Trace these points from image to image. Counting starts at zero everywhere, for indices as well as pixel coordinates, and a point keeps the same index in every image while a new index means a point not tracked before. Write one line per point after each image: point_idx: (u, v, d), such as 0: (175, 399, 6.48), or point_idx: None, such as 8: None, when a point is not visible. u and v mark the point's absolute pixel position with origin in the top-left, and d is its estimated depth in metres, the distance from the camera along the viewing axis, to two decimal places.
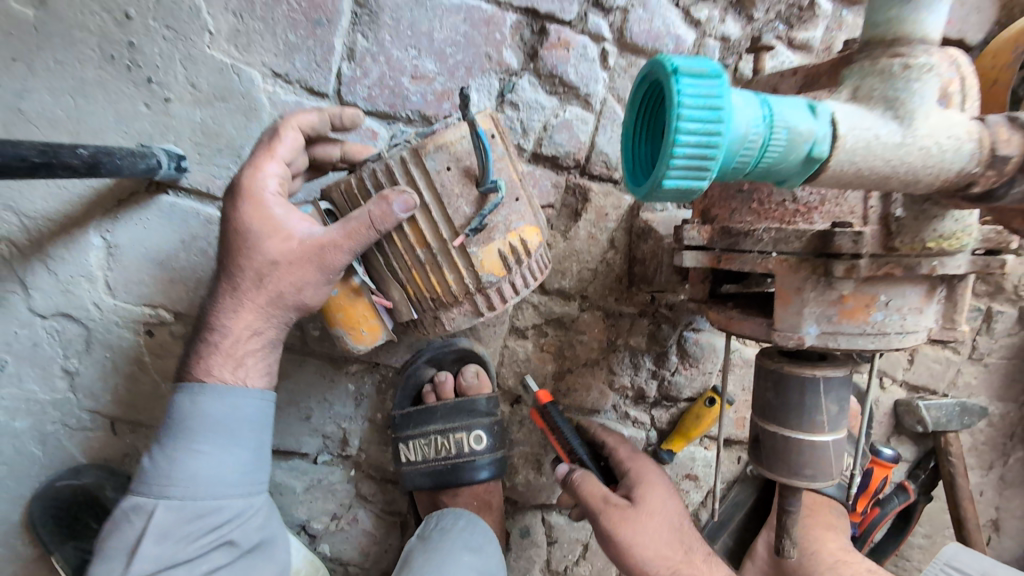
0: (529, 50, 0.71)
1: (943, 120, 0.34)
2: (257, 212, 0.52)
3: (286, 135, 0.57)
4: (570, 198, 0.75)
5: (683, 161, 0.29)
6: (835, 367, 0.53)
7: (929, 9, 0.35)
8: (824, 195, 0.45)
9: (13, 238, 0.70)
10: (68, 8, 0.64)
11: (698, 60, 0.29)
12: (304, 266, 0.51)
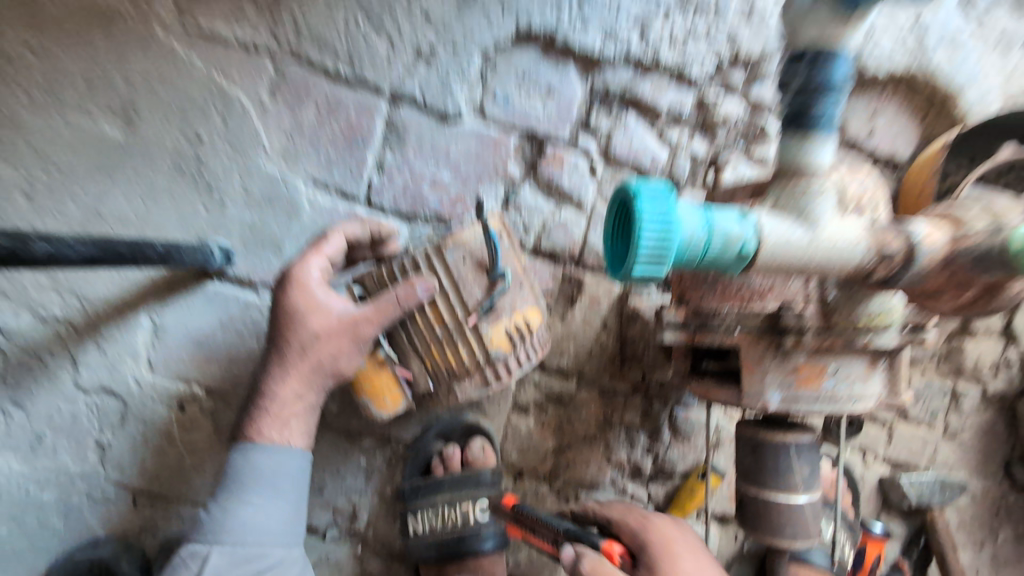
0: (530, 163, 0.84)
1: (842, 224, 0.43)
2: (304, 294, 0.61)
3: (332, 237, 0.67)
4: (567, 287, 0.85)
5: (645, 257, 0.39)
6: (803, 432, 0.60)
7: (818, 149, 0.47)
8: (773, 282, 0.54)
9: (71, 319, 0.79)
10: (152, 132, 0.79)
11: (653, 183, 0.40)
12: (340, 339, 0.60)
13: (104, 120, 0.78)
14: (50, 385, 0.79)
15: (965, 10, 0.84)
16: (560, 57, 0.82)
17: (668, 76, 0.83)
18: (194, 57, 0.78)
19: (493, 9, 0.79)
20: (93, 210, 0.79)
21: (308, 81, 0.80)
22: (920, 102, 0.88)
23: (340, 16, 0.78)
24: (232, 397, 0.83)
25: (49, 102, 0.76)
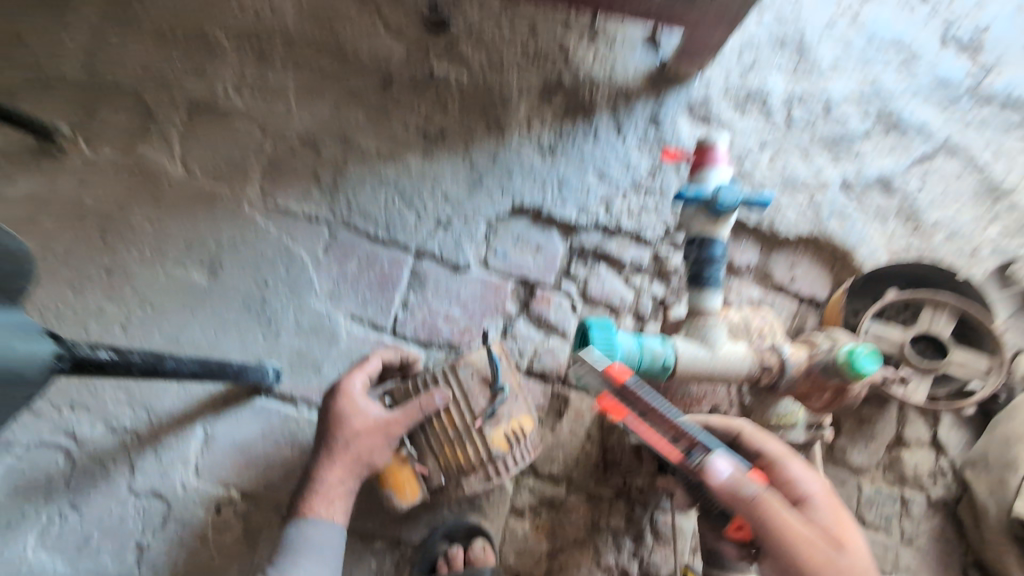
0: (524, 301, 1.06)
1: (732, 346, 0.66)
2: (351, 401, 0.78)
3: (372, 358, 0.85)
4: (555, 402, 1.02)
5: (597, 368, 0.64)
6: None
7: (710, 296, 0.67)
8: (706, 391, 0.73)
9: (139, 430, 0.95)
10: (231, 278, 1.01)
11: (600, 322, 0.65)
12: (377, 435, 0.76)
13: (194, 269, 1.01)
14: (107, 490, 0.93)
15: (847, 192, 1.13)
16: (545, 224, 1.08)
17: (628, 237, 1.08)
18: (269, 224, 1.04)
19: (494, 192, 1.07)
20: (173, 338, 0.99)
21: (354, 241, 1.05)
22: (828, 256, 1.12)
23: (383, 198, 1.06)
24: (264, 502, 0.95)
25: (155, 258, 1.01)
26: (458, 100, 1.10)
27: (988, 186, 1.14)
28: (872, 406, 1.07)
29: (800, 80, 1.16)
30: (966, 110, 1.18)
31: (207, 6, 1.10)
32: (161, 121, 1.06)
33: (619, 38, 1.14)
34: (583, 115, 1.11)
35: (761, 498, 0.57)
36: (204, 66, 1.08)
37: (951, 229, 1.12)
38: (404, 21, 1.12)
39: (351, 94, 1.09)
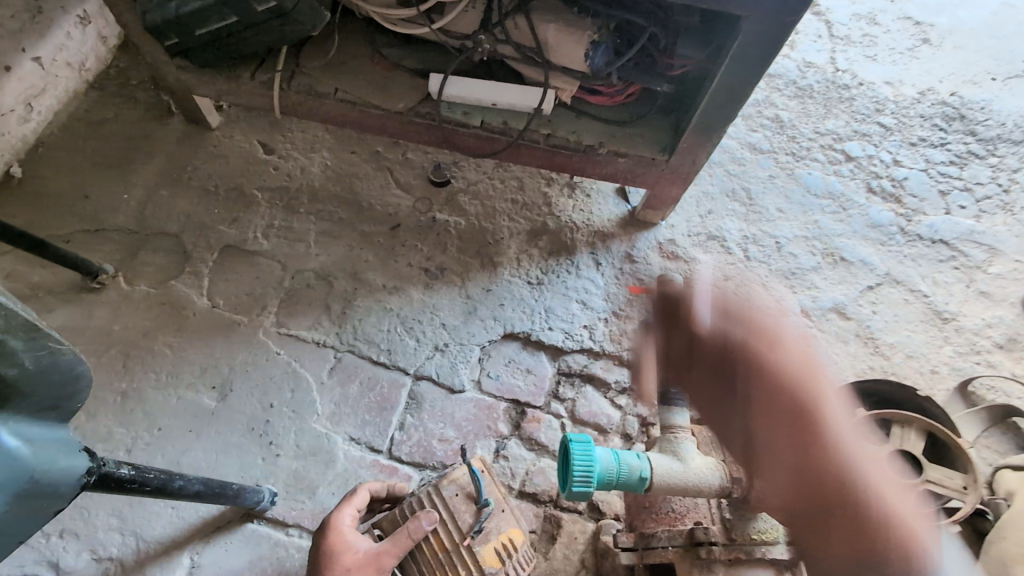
0: (515, 422, 1.11)
1: (703, 461, 0.66)
2: (338, 535, 0.80)
3: (360, 490, 0.88)
4: (548, 525, 1.04)
5: (577, 481, 0.61)
6: None
7: (677, 413, 0.70)
8: (688, 507, 0.76)
9: (124, 558, 0.95)
10: (238, 400, 1.07)
11: (580, 433, 0.65)
12: (366, 571, 0.75)
13: (205, 393, 1.07)
14: None
15: (808, 317, 1.24)
16: (534, 348, 1.18)
17: (612, 360, 1.17)
18: (279, 350, 1.13)
19: (487, 320, 1.18)
20: (175, 461, 1.02)
21: (357, 364, 1.13)
22: None
23: (386, 325, 1.17)
24: None
25: (170, 382, 1.08)
26: (457, 241, 1.26)
27: (934, 312, 1.27)
28: None
29: (752, 224, 1.35)
30: (901, 245, 1.35)
31: (248, 169, 1.31)
32: (195, 260, 1.20)
33: (594, 190, 1.35)
34: (565, 254, 1.27)
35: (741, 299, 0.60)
36: (239, 215, 1.26)
37: (908, 350, 1.22)
38: (412, 179, 1.33)
39: (363, 237, 1.25)
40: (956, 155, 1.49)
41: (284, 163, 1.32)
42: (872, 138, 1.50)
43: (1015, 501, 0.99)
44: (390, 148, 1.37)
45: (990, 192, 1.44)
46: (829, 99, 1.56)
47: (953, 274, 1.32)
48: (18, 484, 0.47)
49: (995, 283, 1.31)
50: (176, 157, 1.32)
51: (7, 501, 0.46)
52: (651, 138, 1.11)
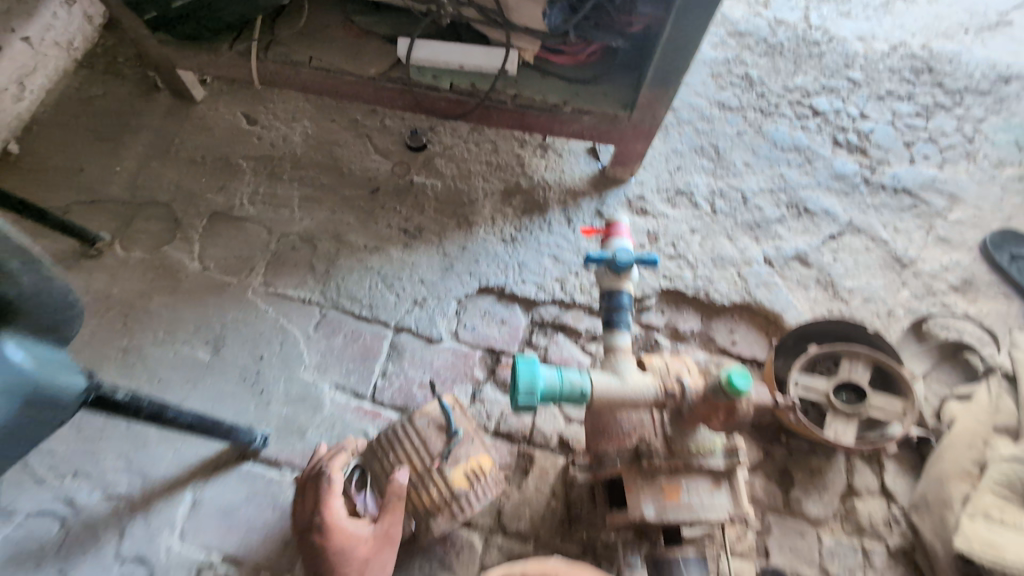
0: (490, 368, 1.18)
1: (639, 377, 0.73)
2: (344, 530, 0.80)
3: (333, 473, 0.84)
4: (522, 461, 1.12)
5: (521, 396, 0.68)
6: (687, 547, 0.82)
7: (619, 336, 0.77)
8: (635, 424, 0.79)
9: (132, 496, 1.05)
10: (230, 354, 1.15)
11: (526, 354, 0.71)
12: (382, 551, 0.82)
13: (200, 348, 1.15)
14: (95, 556, 1.01)
15: (771, 266, 1.30)
16: (508, 301, 1.24)
17: (582, 309, 1.23)
18: (268, 308, 1.20)
19: (463, 275, 1.25)
20: None
21: (341, 319, 1.20)
22: (763, 322, 1.26)
23: (368, 282, 1.23)
24: (245, 564, 1.01)
25: (167, 339, 1.16)
26: (433, 202, 1.32)
27: (893, 258, 1.32)
28: (819, 458, 1.15)
29: (720, 178, 1.39)
30: (864, 195, 1.39)
31: (232, 139, 1.37)
32: (185, 227, 1.27)
33: (566, 150, 1.40)
34: (538, 212, 1.33)
35: None
36: (225, 183, 1.32)
37: (867, 294, 1.28)
38: (390, 144, 1.38)
39: (345, 201, 1.31)
40: (923, 106, 1.52)
41: (267, 133, 1.38)
42: (841, 92, 1.53)
43: (956, 427, 1.06)
44: (368, 115, 1.42)
45: (954, 142, 1.47)
46: (799, 55, 1.58)
47: (914, 221, 1.37)
48: (27, 393, 0.55)
49: (954, 229, 1.36)
50: (164, 130, 1.37)
51: (19, 407, 0.55)
52: (614, 95, 1.15)
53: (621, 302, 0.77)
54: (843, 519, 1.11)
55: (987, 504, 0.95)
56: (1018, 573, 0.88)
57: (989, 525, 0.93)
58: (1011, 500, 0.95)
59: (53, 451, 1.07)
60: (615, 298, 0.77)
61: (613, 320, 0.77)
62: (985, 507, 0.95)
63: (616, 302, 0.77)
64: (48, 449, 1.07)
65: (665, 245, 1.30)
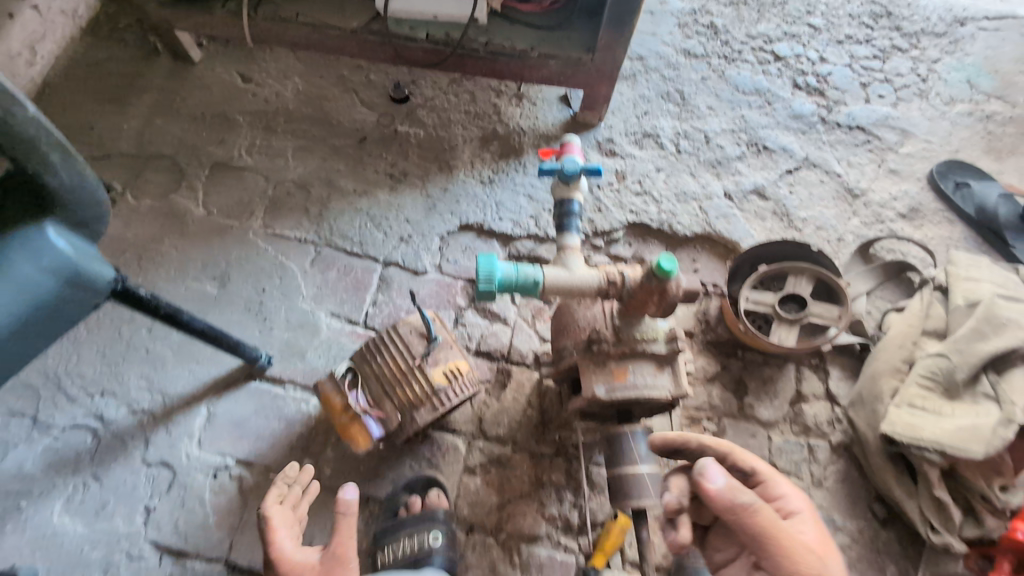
0: (471, 296, 1.30)
1: (585, 270, 0.84)
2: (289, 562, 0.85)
3: (269, 512, 0.91)
4: (501, 376, 1.24)
5: (481, 286, 0.80)
6: (636, 424, 0.94)
7: (570, 237, 0.87)
8: (591, 322, 0.92)
9: (155, 411, 1.18)
10: (235, 287, 1.27)
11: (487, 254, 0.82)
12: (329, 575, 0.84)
13: (207, 283, 1.28)
14: (124, 462, 1.15)
15: (731, 200, 1.40)
16: (487, 237, 1.35)
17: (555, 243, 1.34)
18: (267, 247, 1.32)
19: (445, 215, 1.36)
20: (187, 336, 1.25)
21: (334, 256, 1.32)
22: (722, 250, 1.36)
23: (358, 222, 1.35)
24: (257, 466, 1.15)
25: (178, 276, 1.28)
26: (416, 149, 1.43)
27: (845, 189, 1.42)
28: (772, 368, 1.27)
29: (684, 121, 1.49)
30: (821, 133, 1.48)
31: (229, 96, 1.48)
32: (189, 177, 1.38)
33: (539, 99, 1.50)
34: (514, 156, 1.43)
35: (752, 501, 0.73)
36: (224, 137, 1.43)
37: (819, 223, 1.38)
38: (375, 98, 1.48)
39: (335, 150, 1.42)
40: (880, 49, 1.60)
41: (261, 90, 1.48)
42: (802, 38, 1.61)
43: (891, 333, 1.17)
44: (354, 71, 1.52)
45: (908, 82, 1.55)
46: (763, 4, 1.66)
47: (868, 156, 1.46)
48: (66, 273, 0.68)
49: (905, 162, 1.45)
50: (165, 90, 1.48)
51: (62, 284, 0.67)
52: (577, 40, 1.26)
53: (573, 208, 0.89)
54: (791, 422, 1.23)
55: (912, 394, 1.07)
56: (933, 447, 0.99)
57: (911, 411, 1.05)
58: (933, 391, 1.06)
59: (81, 374, 1.21)
60: (567, 205, 0.88)
61: (566, 224, 0.88)
62: (911, 398, 1.06)
63: (569, 208, 0.88)
64: (78, 373, 1.21)
65: (632, 183, 1.41)
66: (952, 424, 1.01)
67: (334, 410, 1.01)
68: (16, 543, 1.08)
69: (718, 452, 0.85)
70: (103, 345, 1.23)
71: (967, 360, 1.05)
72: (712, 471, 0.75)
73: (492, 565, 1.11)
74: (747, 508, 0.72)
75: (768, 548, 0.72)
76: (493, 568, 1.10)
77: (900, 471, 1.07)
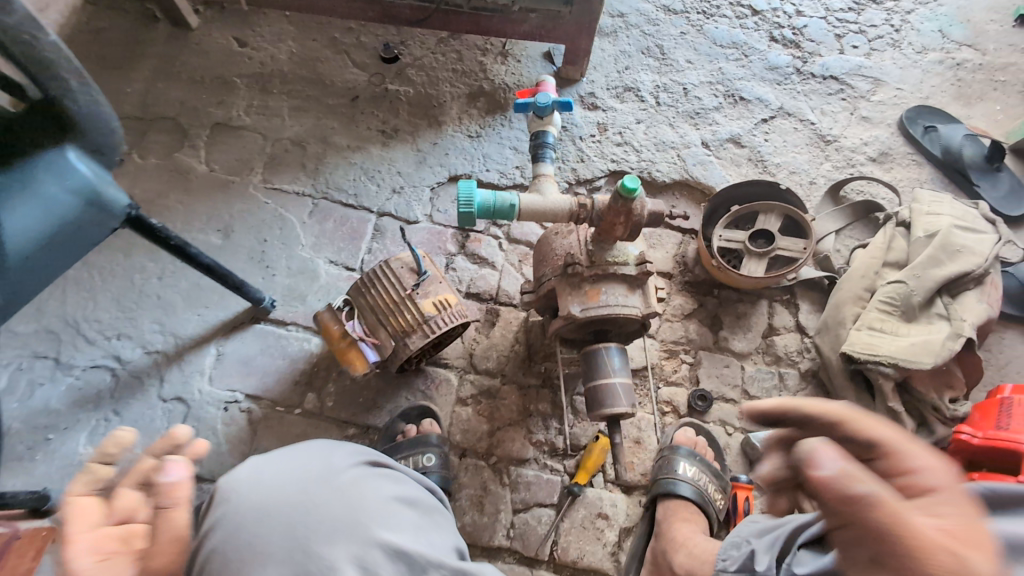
0: (461, 243, 1.38)
1: (557, 195, 0.92)
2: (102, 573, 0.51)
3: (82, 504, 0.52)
4: (490, 316, 1.33)
5: (461, 211, 0.88)
6: (610, 342, 1.03)
7: (544, 167, 0.95)
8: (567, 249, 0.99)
9: (168, 351, 1.27)
10: (238, 238, 1.35)
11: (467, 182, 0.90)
12: None
13: (212, 234, 1.35)
14: (141, 398, 1.23)
15: (709, 148, 1.46)
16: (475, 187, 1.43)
17: None
18: (268, 200, 1.39)
19: (435, 167, 1.44)
20: (195, 284, 1.34)
21: (331, 208, 1.39)
22: (700, 195, 1.42)
23: (352, 176, 1.42)
24: (264, 400, 1.23)
25: (184, 228, 1.36)
26: (407, 106, 1.50)
27: (818, 136, 1.48)
28: (745, 305, 1.34)
29: (664, 75, 1.54)
30: (796, 83, 1.54)
31: (227, 60, 1.54)
32: (192, 136, 1.45)
33: (523, 57, 1.56)
34: (499, 111, 1.50)
35: (878, 496, 0.43)
36: (223, 98, 1.50)
37: (792, 167, 1.44)
38: (366, 59, 1.55)
39: (329, 109, 1.49)
40: (854, 2, 1.65)
41: (257, 54, 1.55)
42: None
43: (855, 265, 1.24)
44: (346, 34, 1.59)
45: (881, 32, 1.60)
46: None
47: (840, 104, 1.51)
48: (87, 193, 0.76)
49: (876, 109, 1.50)
50: (166, 55, 1.55)
51: (82, 203, 0.76)
52: None
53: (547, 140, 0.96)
54: (764, 354, 1.30)
55: (872, 318, 1.14)
56: (888, 362, 1.07)
57: (871, 333, 1.12)
58: (892, 314, 1.13)
59: (98, 319, 1.29)
60: (541, 137, 0.96)
61: (539, 156, 0.96)
62: (871, 321, 1.13)
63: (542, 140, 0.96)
64: (95, 318, 1.29)
65: (614, 134, 1.47)
66: (906, 341, 1.09)
67: (333, 337, 1.10)
68: (46, 471, 1.15)
69: (827, 423, 0.56)
70: (118, 293, 1.32)
71: (924, 284, 1.12)
72: (820, 450, 0.46)
73: (484, 485, 1.19)
74: (869, 505, 0.43)
75: (895, 548, 0.42)
76: (485, 487, 1.19)
77: (860, 390, 1.15)
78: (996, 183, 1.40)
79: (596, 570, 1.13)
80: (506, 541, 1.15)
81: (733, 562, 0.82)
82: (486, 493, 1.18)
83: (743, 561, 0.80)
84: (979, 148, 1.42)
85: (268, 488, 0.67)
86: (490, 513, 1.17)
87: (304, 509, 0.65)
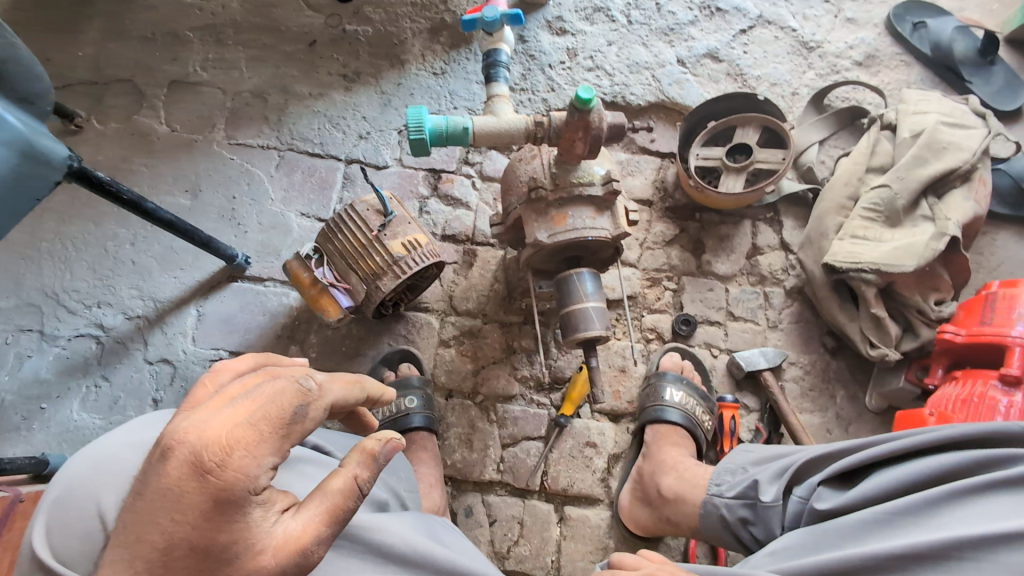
0: (433, 185, 1.34)
1: (512, 117, 0.91)
2: (234, 390, 0.51)
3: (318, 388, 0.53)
4: (467, 257, 1.31)
5: (414, 136, 0.86)
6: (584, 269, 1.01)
7: (498, 89, 0.93)
8: (529, 172, 0.95)
9: (149, 314, 1.27)
10: (207, 197, 1.33)
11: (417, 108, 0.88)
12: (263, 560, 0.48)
13: (180, 195, 1.33)
14: (128, 362, 1.24)
15: (685, 65, 1.39)
16: None
17: None
18: (233, 156, 1.36)
19: (400, 108, 1.39)
20: (168, 247, 1.33)
21: (297, 158, 1.36)
22: (677, 117, 1.37)
23: (316, 125, 1.38)
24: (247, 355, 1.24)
25: (151, 191, 1.33)
26: (367, 47, 1.43)
27: (801, 43, 1.40)
28: (728, 226, 1.30)
29: None
30: None
31: (176, 14, 1.48)
32: (150, 97, 1.41)
33: None
34: (463, 45, 1.44)
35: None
36: (177, 54, 1.44)
37: (773, 79, 1.37)
38: None
39: (287, 57, 1.44)
40: None
41: (207, 4, 1.49)
42: None
43: (837, 174, 1.19)
44: None
45: None
46: None
47: (824, 7, 1.43)
48: (18, 144, 0.73)
49: (861, 9, 1.42)
50: (113, 14, 1.48)
51: (16, 155, 0.73)
52: None
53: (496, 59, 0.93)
54: (749, 274, 1.28)
55: (855, 226, 1.10)
56: (871, 270, 1.05)
57: (853, 241, 1.09)
58: (876, 220, 1.10)
59: (78, 288, 1.29)
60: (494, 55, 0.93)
61: (490, 79, 0.94)
62: (854, 229, 1.10)
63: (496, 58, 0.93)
64: (73, 288, 1.29)
65: (584, 59, 1.40)
66: (890, 246, 1.06)
67: (303, 285, 1.10)
68: (43, 438, 1.17)
69: None
70: (92, 261, 1.31)
71: (908, 186, 1.08)
72: None
73: (471, 423, 1.20)
74: None
75: None
76: (472, 425, 1.19)
77: (845, 300, 1.13)
78: (990, 78, 1.33)
79: (587, 496, 1.15)
80: (496, 475, 1.16)
81: (730, 488, 0.87)
82: (473, 430, 1.19)
83: (740, 489, 0.84)
84: (972, 42, 1.34)
85: (69, 467, 0.65)
86: (479, 449, 1.18)
87: (114, 473, 0.64)
